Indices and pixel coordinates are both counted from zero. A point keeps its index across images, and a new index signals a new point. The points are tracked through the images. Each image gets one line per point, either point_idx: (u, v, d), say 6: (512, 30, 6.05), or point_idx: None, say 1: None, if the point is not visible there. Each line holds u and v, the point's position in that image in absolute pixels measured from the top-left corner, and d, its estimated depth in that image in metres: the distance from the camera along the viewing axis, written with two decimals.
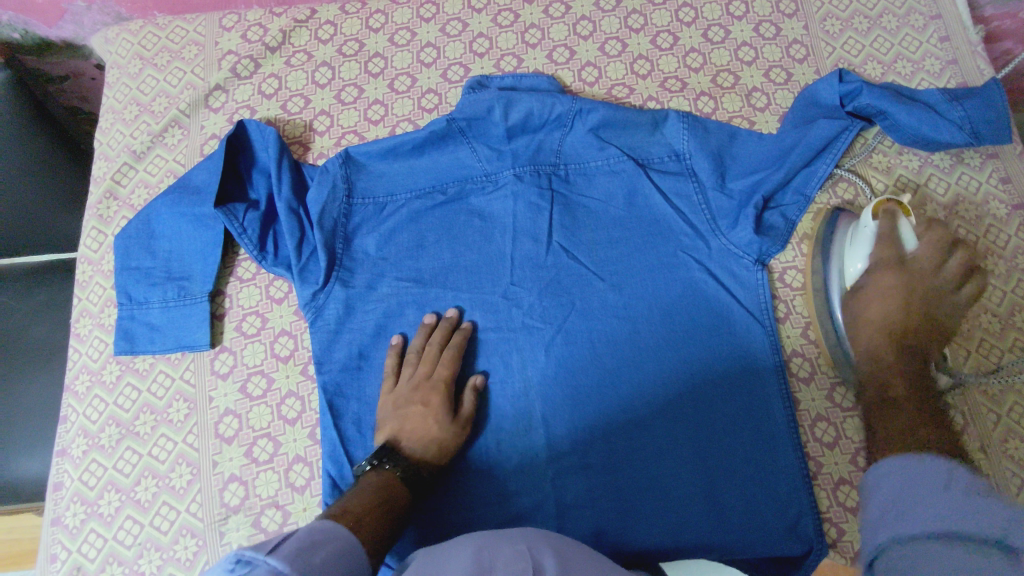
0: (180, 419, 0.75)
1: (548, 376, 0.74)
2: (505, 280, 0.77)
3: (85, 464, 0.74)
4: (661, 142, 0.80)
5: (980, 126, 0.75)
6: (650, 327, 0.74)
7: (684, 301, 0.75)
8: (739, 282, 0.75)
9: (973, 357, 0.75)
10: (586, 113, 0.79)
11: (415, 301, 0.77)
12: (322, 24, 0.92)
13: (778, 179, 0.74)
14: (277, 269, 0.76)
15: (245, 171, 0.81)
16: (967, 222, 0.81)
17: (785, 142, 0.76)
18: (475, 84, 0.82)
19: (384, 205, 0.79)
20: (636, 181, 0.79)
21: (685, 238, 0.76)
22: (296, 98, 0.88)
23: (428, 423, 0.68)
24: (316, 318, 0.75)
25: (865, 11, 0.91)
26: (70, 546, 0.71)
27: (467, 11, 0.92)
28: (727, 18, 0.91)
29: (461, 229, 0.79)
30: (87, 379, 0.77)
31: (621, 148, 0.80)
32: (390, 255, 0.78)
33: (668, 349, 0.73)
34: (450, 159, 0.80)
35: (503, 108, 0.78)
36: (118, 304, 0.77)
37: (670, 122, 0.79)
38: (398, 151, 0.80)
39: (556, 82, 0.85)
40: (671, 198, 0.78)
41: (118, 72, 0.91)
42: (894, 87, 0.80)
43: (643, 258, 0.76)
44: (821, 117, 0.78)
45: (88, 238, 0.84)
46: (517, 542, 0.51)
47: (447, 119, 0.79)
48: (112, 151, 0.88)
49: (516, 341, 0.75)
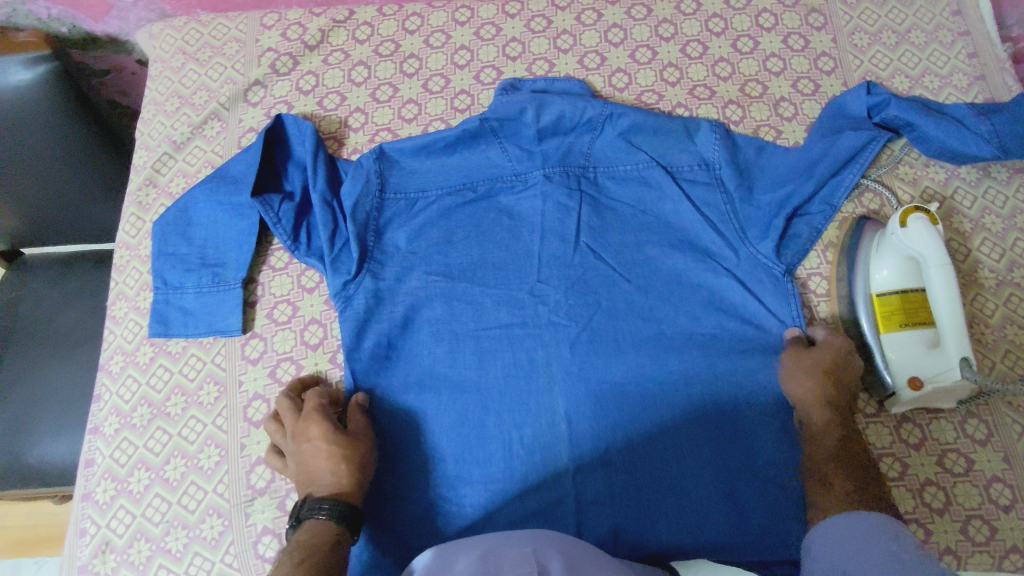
0: (210, 401, 0.76)
1: (573, 372, 0.75)
2: (532, 278, 0.78)
3: (116, 442, 0.75)
4: (692, 151, 0.80)
5: (1008, 140, 0.75)
6: (675, 331, 0.75)
7: (710, 308, 0.76)
8: (767, 292, 0.75)
9: (998, 368, 0.76)
10: (617, 118, 0.80)
11: (443, 295, 0.78)
12: (359, 24, 0.94)
13: (808, 190, 0.74)
14: (310, 259, 0.78)
15: (280, 163, 0.83)
16: (993, 235, 0.81)
17: (812, 152, 0.75)
18: (508, 86, 0.84)
19: (416, 200, 0.81)
20: (665, 189, 0.79)
21: (713, 245, 0.77)
22: (332, 95, 0.90)
23: (323, 453, 0.67)
24: (345, 307, 0.76)
25: (893, 26, 0.92)
26: (100, 521, 0.73)
27: (501, 16, 0.94)
28: (756, 30, 0.92)
29: (490, 228, 0.81)
30: (121, 360, 0.79)
31: (651, 155, 0.80)
32: (420, 250, 0.80)
33: (693, 352, 0.74)
34: (480, 158, 0.82)
35: (536, 110, 0.79)
36: (154, 288, 0.79)
37: (703, 132, 0.79)
38: (431, 148, 0.81)
39: (587, 86, 0.87)
40: (699, 206, 0.78)
41: (162, 66, 0.94)
42: (922, 100, 0.81)
43: (670, 263, 0.77)
44: (848, 128, 0.78)
45: (127, 224, 0.86)
46: (523, 545, 0.53)
47: (480, 118, 0.80)
48: (152, 141, 0.91)
49: (542, 337, 0.76)
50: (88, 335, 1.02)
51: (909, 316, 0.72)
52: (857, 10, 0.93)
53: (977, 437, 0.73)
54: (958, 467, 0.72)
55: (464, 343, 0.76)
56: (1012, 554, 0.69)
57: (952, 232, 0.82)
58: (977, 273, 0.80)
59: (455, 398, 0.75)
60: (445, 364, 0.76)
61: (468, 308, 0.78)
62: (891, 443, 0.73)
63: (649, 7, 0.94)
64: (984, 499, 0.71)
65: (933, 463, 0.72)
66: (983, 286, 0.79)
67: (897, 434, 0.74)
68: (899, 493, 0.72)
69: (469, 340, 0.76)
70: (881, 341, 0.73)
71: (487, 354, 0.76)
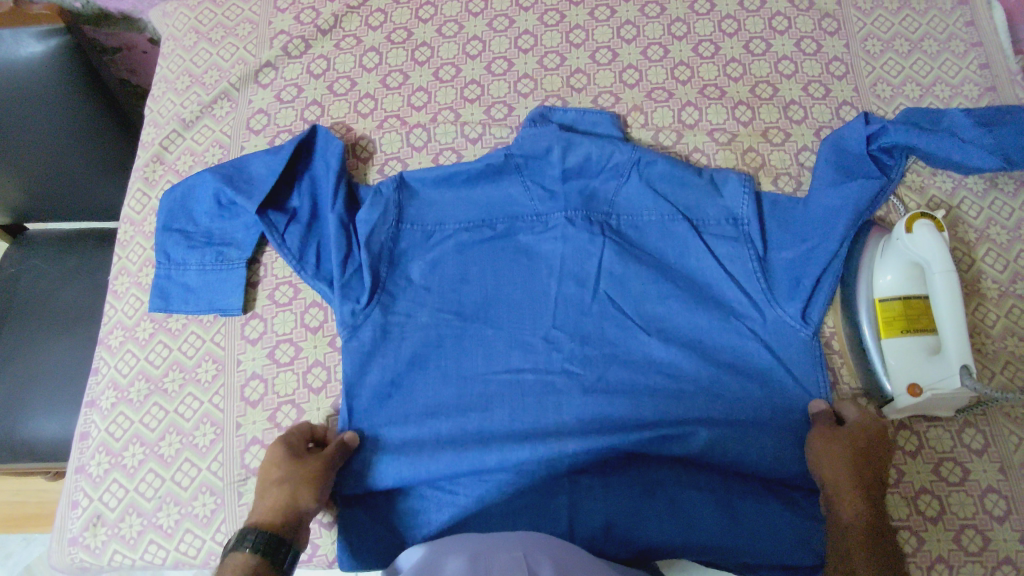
0: (208, 379, 0.76)
1: (583, 421, 0.72)
2: (547, 323, 0.76)
3: (112, 416, 0.75)
4: (719, 205, 0.78)
5: (1011, 151, 0.75)
6: (693, 386, 0.72)
7: (731, 370, 0.73)
8: (791, 349, 0.72)
9: (997, 379, 0.76)
10: (646, 164, 0.78)
11: (452, 336, 0.76)
12: (373, 11, 0.94)
13: (832, 249, 0.72)
14: (318, 283, 0.76)
15: (300, 178, 0.81)
16: (998, 245, 0.81)
17: (834, 207, 0.74)
18: (538, 117, 0.83)
19: (432, 233, 0.80)
20: (690, 241, 0.77)
21: (738, 305, 0.75)
22: (342, 80, 0.90)
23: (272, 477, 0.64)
24: (351, 336, 0.74)
25: (906, 34, 0.92)
26: (92, 494, 0.72)
27: (515, 8, 0.94)
28: (769, 32, 0.92)
29: (506, 270, 0.78)
30: (121, 334, 0.79)
31: (677, 206, 0.79)
32: (433, 285, 0.78)
33: (707, 406, 0.71)
34: (501, 194, 0.81)
35: (562, 150, 0.79)
36: (156, 263, 0.79)
37: (731, 186, 0.78)
38: (452, 180, 0.80)
39: (619, 123, 0.85)
40: (724, 263, 0.76)
41: (174, 44, 0.94)
42: (914, 117, 0.81)
43: (693, 319, 0.74)
44: (860, 176, 0.77)
45: (132, 199, 0.86)
46: (514, 549, 0.55)
47: (504, 153, 0.79)
48: (161, 118, 0.91)
49: (553, 384, 0.73)
50: (88, 311, 1.02)
51: (910, 323, 0.72)
52: (871, 16, 0.93)
53: (974, 447, 0.72)
54: (954, 476, 0.72)
55: (472, 395, 0.74)
56: (1004, 565, 0.68)
57: (957, 241, 0.82)
58: (979, 283, 0.80)
59: (457, 449, 0.71)
60: (450, 407, 0.74)
61: (479, 349, 0.75)
62: None
63: (663, 5, 0.94)
64: (979, 508, 0.70)
65: (928, 471, 0.72)
66: (986, 296, 0.79)
67: (894, 441, 0.74)
68: (894, 499, 0.72)
69: (478, 381, 0.74)
70: (880, 347, 0.73)
71: (496, 400, 0.73)
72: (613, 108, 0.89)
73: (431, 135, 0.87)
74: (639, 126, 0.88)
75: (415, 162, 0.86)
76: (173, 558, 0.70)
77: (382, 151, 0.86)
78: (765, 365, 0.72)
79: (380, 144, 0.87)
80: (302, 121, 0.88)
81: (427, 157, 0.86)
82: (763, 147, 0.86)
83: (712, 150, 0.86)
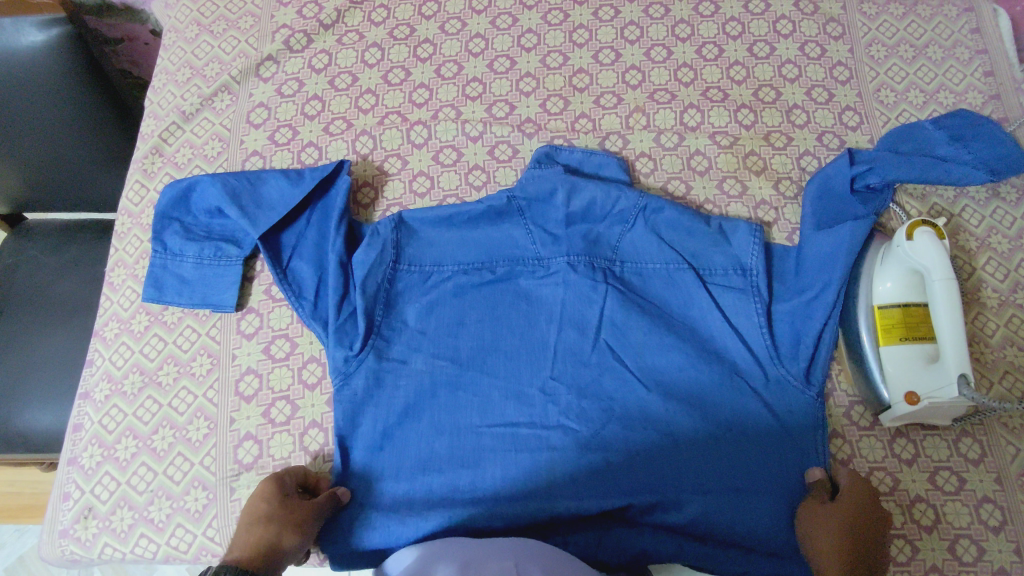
0: (202, 373, 0.76)
1: (578, 474, 0.71)
2: (545, 373, 0.75)
3: (105, 409, 0.75)
4: (727, 254, 0.78)
5: (995, 165, 0.78)
6: (692, 443, 0.71)
7: (731, 428, 0.72)
8: (793, 407, 0.72)
9: (996, 389, 0.75)
10: (651, 212, 0.79)
11: (447, 385, 0.74)
12: (376, 6, 0.93)
13: (831, 300, 0.73)
14: (314, 324, 0.75)
15: (310, 214, 0.81)
16: (999, 254, 0.81)
17: (838, 256, 0.74)
18: (543, 157, 0.82)
19: (430, 275, 0.79)
20: (694, 291, 0.77)
21: (740, 360, 0.74)
22: (344, 75, 0.90)
23: (257, 515, 0.63)
24: (344, 384, 0.73)
25: (911, 40, 0.91)
26: (84, 486, 0.72)
27: (518, 6, 0.93)
28: (773, 36, 0.92)
29: (506, 316, 0.78)
30: (116, 327, 0.79)
31: (683, 254, 0.78)
32: (430, 329, 0.77)
33: (704, 466, 0.71)
34: (503, 236, 0.80)
35: (567, 194, 0.79)
36: (152, 252, 0.78)
37: (739, 235, 0.78)
38: (453, 221, 0.80)
39: (625, 164, 0.84)
40: (729, 315, 0.76)
41: (175, 36, 0.94)
42: (891, 146, 0.82)
43: (693, 374, 0.74)
44: (851, 217, 0.77)
45: (130, 191, 0.86)
46: (506, 557, 0.58)
47: (507, 196, 0.79)
48: (161, 110, 0.90)
49: (549, 438, 0.73)
50: (86, 304, 1.02)
51: (909, 331, 0.71)
52: (876, 21, 0.92)
53: (971, 456, 0.72)
54: (950, 485, 0.71)
55: (466, 447, 0.73)
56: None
57: (958, 249, 0.81)
58: (980, 292, 0.79)
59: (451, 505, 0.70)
60: (444, 459, 0.72)
61: (474, 401, 0.74)
62: (883, 457, 0.73)
63: (668, 7, 0.94)
64: (974, 519, 0.70)
65: (924, 480, 0.72)
66: (985, 305, 0.79)
67: (890, 449, 0.73)
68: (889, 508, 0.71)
69: (472, 433, 0.73)
70: (878, 354, 0.73)
71: (492, 454, 0.72)
72: (615, 109, 0.88)
73: (431, 133, 0.87)
74: (641, 127, 0.87)
75: (415, 159, 0.86)
76: (164, 552, 0.69)
77: (382, 148, 0.86)
78: (763, 427, 0.72)
79: (380, 141, 0.86)
80: (302, 116, 0.88)
81: (427, 155, 0.86)
82: (765, 151, 0.86)
83: (713, 153, 0.86)
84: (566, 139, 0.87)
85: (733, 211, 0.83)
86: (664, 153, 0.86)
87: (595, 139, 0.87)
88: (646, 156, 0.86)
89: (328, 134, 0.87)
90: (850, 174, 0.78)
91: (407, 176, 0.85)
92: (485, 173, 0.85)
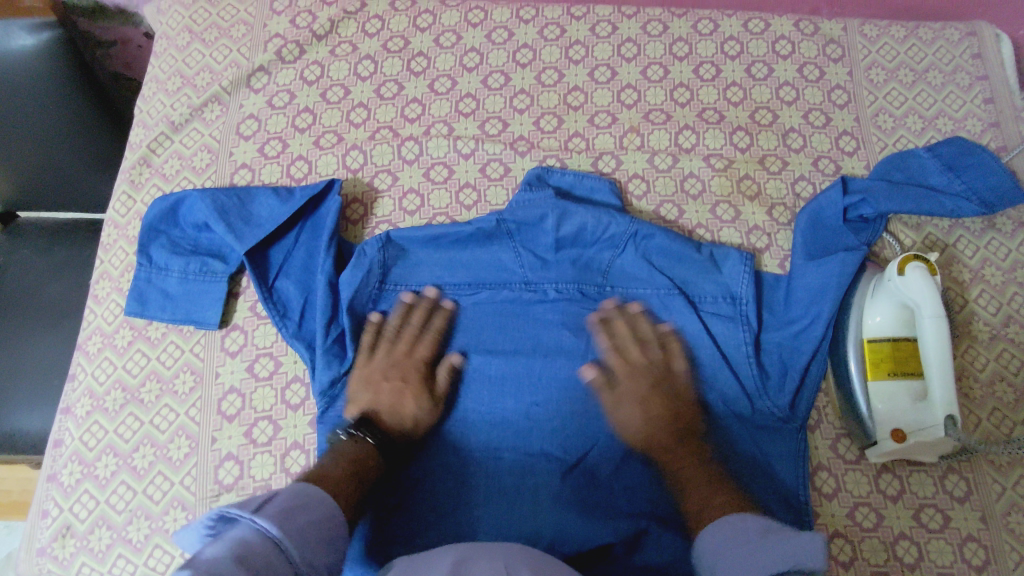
0: (185, 391, 0.75)
1: (560, 501, 0.71)
2: (530, 401, 0.75)
3: (86, 425, 0.74)
4: (717, 281, 0.78)
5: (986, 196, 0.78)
6: None
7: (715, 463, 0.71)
8: (777, 440, 0.72)
9: (983, 426, 0.75)
10: (642, 237, 0.78)
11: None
12: (370, 17, 0.92)
13: (819, 334, 0.73)
14: (298, 345, 0.75)
15: (297, 231, 0.80)
16: (992, 287, 0.80)
17: (828, 290, 0.74)
18: (535, 178, 0.81)
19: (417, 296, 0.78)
20: (685, 319, 0.77)
21: (728, 392, 0.74)
22: (336, 87, 0.89)
23: (405, 398, 0.71)
24: (328, 408, 0.72)
25: (911, 64, 0.90)
26: (63, 504, 0.72)
27: (515, 20, 0.92)
28: (772, 56, 0.91)
29: (492, 340, 0.77)
30: (99, 341, 0.78)
31: (673, 281, 0.78)
32: None
33: None
34: (492, 259, 0.79)
35: (557, 219, 0.78)
36: (137, 264, 0.78)
37: (730, 263, 0.78)
38: (441, 241, 0.79)
39: (617, 188, 0.83)
40: (718, 343, 0.76)
41: (166, 43, 0.92)
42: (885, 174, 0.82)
43: None
44: (841, 249, 0.77)
45: (117, 202, 0.85)
46: (494, 557, 0.54)
47: (497, 219, 0.79)
48: (150, 119, 0.89)
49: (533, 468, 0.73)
50: (79, 306, 1.01)
51: (898, 365, 0.71)
52: (876, 44, 0.91)
53: (956, 494, 0.72)
54: (934, 523, 0.71)
55: (448, 474, 0.72)
56: None
57: (950, 280, 0.81)
58: (971, 325, 0.79)
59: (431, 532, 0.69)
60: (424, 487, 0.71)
61: (459, 426, 0.74)
62: (867, 493, 0.73)
63: (666, 24, 0.92)
64: (957, 558, 0.69)
65: (909, 517, 0.71)
66: (976, 338, 0.78)
67: (876, 484, 0.73)
68: (871, 544, 0.71)
69: (457, 459, 0.73)
70: (866, 389, 0.72)
71: (473, 484, 0.72)
72: (609, 129, 0.87)
73: (423, 149, 0.85)
74: (635, 147, 0.86)
75: (405, 176, 0.84)
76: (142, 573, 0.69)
77: (372, 163, 0.85)
78: (747, 461, 0.71)
79: (370, 156, 0.85)
80: (293, 129, 0.87)
81: (418, 171, 0.84)
82: (760, 175, 0.85)
83: (707, 176, 0.85)
84: (560, 157, 0.85)
85: (725, 236, 0.82)
86: (657, 175, 0.85)
87: (588, 158, 0.86)
88: (639, 177, 0.85)
89: (318, 148, 0.86)
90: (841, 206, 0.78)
91: (397, 193, 0.83)
92: (476, 192, 0.84)
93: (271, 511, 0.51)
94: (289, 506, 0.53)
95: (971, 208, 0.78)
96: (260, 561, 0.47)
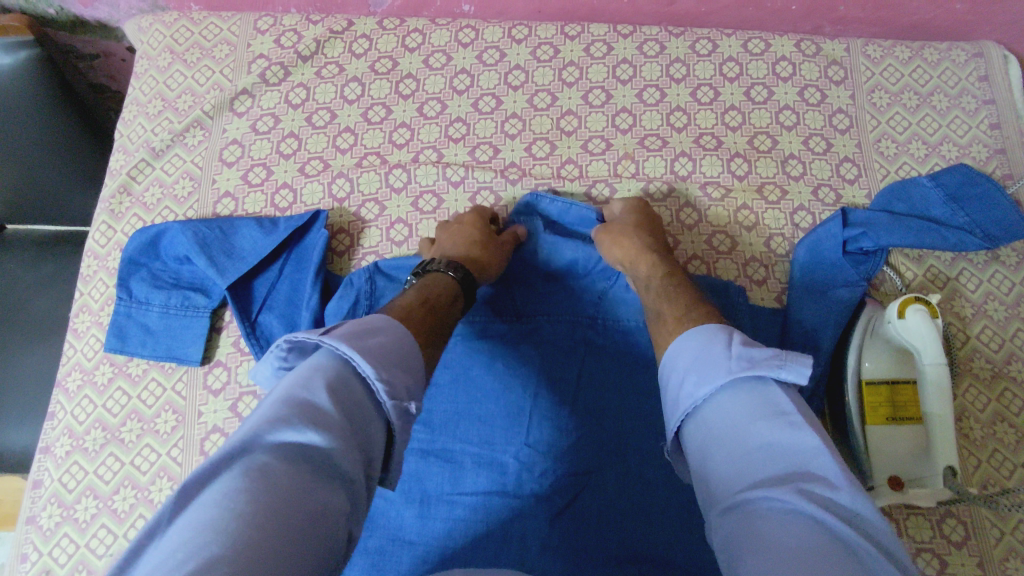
0: (166, 431, 0.74)
1: (550, 547, 0.67)
2: (520, 442, 0.72)
3: (66, 465, 0.73)
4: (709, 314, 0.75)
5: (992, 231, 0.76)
6: (666, 519, 0.67)
7: None
8: None
9: (983, 468, 0.72)
10: None
11: (416, 448, 0.72)
12: (357, 36, 0.89)
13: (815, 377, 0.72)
14: None
15: (282, 262, 0.78)
16: (994, 322, 0.78)
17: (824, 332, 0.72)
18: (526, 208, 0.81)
19: None
20: None
21: None
22: (321, 111, 0.86)
23: (467, 234, 0.75)
24: None
25: (915, 86, 0.88)
26: (42, 548, 0.71)
27: (507, 40, 0.89)
28: (772, 79, 0.88)
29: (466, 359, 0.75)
30: (79, 378, 0.77)
31: None
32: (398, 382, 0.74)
33: (681, 547, 0.66)
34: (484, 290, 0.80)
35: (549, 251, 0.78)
36: (117, 298, 0.76)
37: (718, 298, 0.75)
38: None
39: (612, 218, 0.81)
40: None
41: (148, 64, 0.90)
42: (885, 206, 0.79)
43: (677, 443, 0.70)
44: (840, 284, 0.75)
45: (96, 232, 0.83)
46: None
47: None
48: (131, 144, 0.87)
49: (521, 508, 0.69)
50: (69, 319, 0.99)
51: (895, 410, 0.69)
52: (880, 66, 0.88)
53: (954, 538, 0.70)
54: (932, 568, 0.69)
55: (432, 518, 0.69)
56: None
57: (952, 315, 0.79)
58: (972, 362, 0.77)
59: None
60: (412, 530, 0.69)
61: (444, 466, 0.71)
62: None
63: (663, 44, 0.89)
64: None
65: None
66: (977, 376, 0.76)
67: None
68: None
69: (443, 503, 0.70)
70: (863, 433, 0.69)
71: (458, 525, 0.69)
72: (603, 155, 0.85)
73: (411, 176, 0.83)
74: (630, 175, 0.84)
75: (393, 205, 0.82)
76: None
77: (359, 192, 0.82)
78: None
79: (357, 184, 0.83)
80: (277, 155, 0.84)
81: (407, 200, 0.82)
82: (757, 205, 0.82)
83: (704, 206, 0.82)
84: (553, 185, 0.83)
85: (721, 268, 0.80)
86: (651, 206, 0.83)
87: (581, 186, 0.84)
88: None
89: (303, 175, 0.83)
90: (841, 240, 0.75)
91: (385, 223, 0.81)
92: None
93: (339, 335, 0.48)
94: (361, 331, 0.49)
95: (975, 242, 0.76)
96: (352, 403, 0.45)
